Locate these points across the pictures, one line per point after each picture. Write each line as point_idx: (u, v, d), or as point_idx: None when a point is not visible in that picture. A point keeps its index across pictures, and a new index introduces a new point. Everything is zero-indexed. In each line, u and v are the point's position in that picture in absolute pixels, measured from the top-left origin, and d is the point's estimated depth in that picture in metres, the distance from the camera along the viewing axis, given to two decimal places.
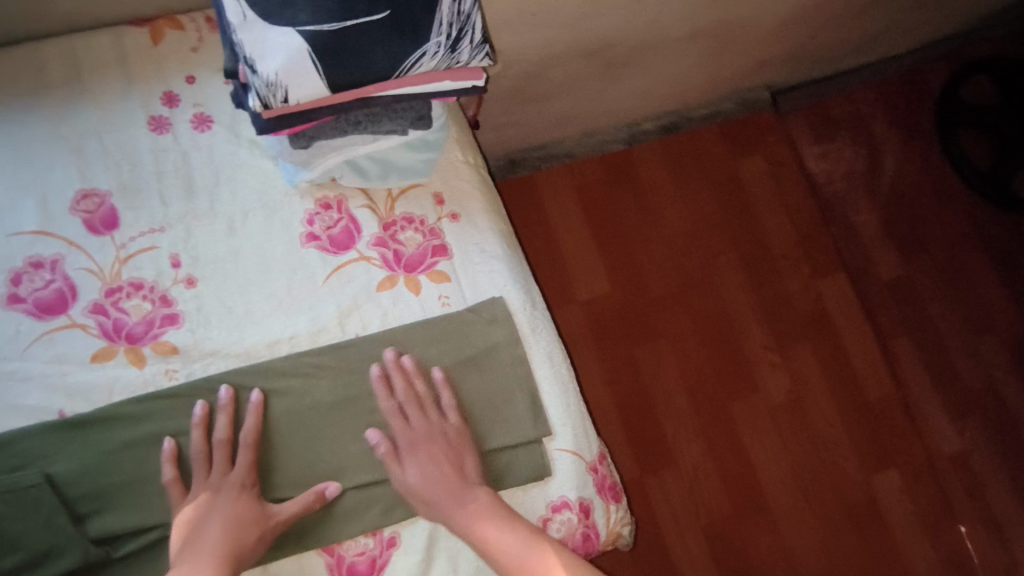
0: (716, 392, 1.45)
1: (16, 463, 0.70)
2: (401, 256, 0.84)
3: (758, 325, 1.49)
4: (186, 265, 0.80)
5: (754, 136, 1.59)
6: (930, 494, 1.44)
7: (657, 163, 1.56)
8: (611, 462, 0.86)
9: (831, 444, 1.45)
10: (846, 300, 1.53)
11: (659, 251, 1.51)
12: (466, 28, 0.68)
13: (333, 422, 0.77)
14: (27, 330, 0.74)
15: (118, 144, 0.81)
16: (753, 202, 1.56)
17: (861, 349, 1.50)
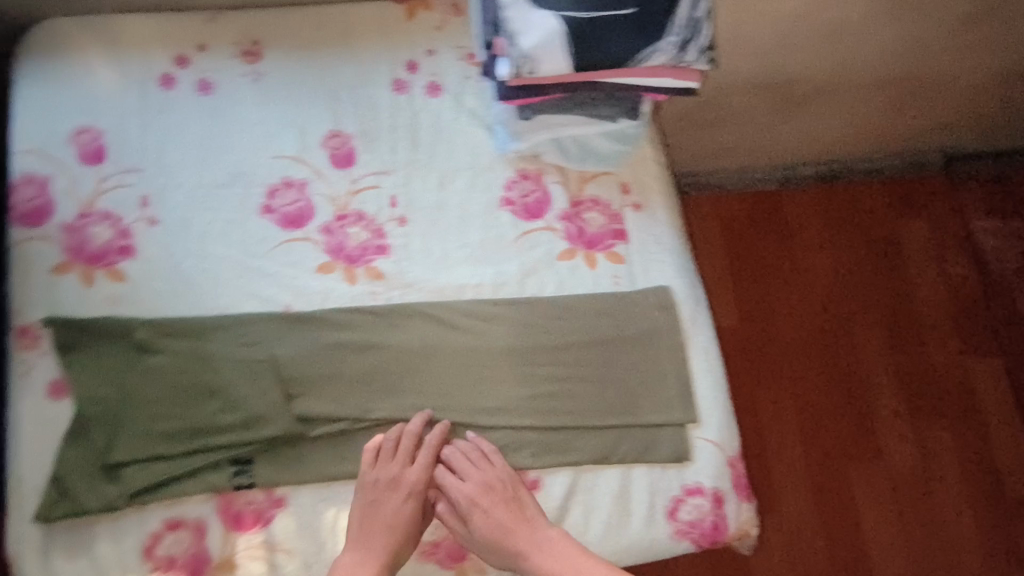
0: (835, 455, 1.34)
1: (250, 340, 0.85)
2: (584, 233, 0.92)
3: (894, 396, 1.37)
4: (401, 206, 0.91)
5: (917, 200, 1.50)
6: None
7: (809, 209, 1.49)
8: None
9: (959, 543, 1.28)
10: (999, 389, 1.38)
11: (798, 298, 1.44)
12: (697, 33, 0.73)
13: (500, 366, 0.86)
14: (273, 235, 0.89)
15: (366, 97, 0.94)
16: (906, 265, 1.46)
17: (1010, 445, 1.34)
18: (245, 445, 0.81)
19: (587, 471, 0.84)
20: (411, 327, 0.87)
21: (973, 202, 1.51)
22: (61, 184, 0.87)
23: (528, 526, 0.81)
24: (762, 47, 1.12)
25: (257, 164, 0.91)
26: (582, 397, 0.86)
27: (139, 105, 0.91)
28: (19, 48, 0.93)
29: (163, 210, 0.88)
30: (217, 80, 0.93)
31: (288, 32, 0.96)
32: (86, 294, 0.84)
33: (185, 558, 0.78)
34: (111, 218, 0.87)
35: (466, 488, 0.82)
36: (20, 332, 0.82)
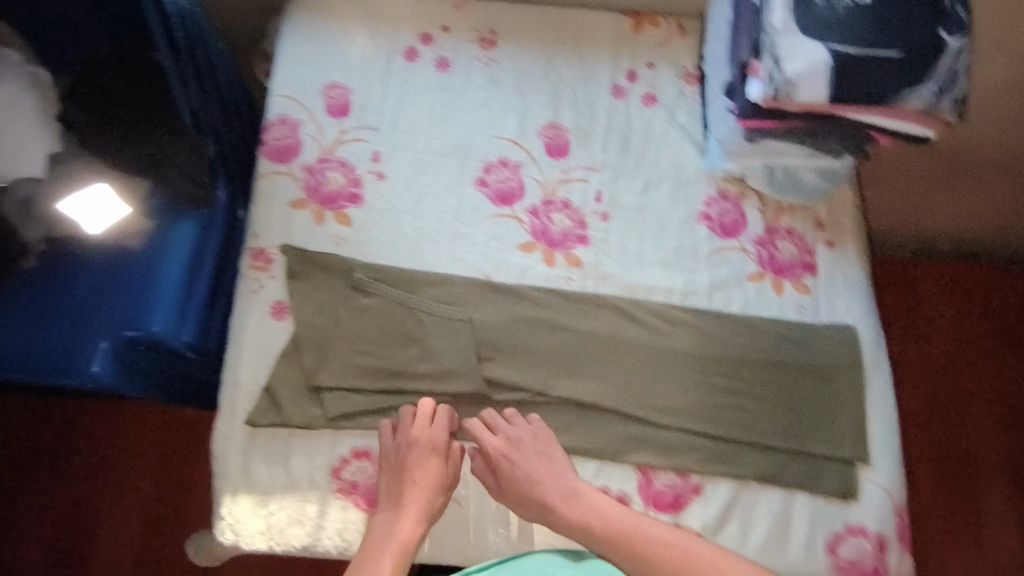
0: (933, 541, 1.23)
1: (451, 299, 0.90)
2: (774, 259, 0.94)
3: (1005, 506, 1.26)
4: (605, 203, 0.95)
5: None
6: None
7: (946, 288, 1.35)
8: None
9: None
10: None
11: (918, 381, 1.31)
12: (953, 85, 0.75)
13: (678, 369, 0.90)
14: (485, 208, 0.94)
15: (587, 97, 0.99)
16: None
17: None
18: (434, 394, 0.88)
19: (748, 487, 0.85)
20: (599, 316, 0.91)
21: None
22: (308, 129, 0.95)
23: (556, 489, 0.83)
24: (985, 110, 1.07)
25: (478, 140, 0.96)
26: (754, 417, 0.88)
27: (384, 71, 0.98)
28: (286, 3, 1.02)
29: (390, 167, 0.95)
30: (454, 58, 1.00)
31: (523, 26, 1.02)
32: (315, 231, 0.92)
33: (366, 485, 0.85)
34: (345, 166, 0.94)
35: (491, 444, 0.85)
36: (255, 254, 0.91)
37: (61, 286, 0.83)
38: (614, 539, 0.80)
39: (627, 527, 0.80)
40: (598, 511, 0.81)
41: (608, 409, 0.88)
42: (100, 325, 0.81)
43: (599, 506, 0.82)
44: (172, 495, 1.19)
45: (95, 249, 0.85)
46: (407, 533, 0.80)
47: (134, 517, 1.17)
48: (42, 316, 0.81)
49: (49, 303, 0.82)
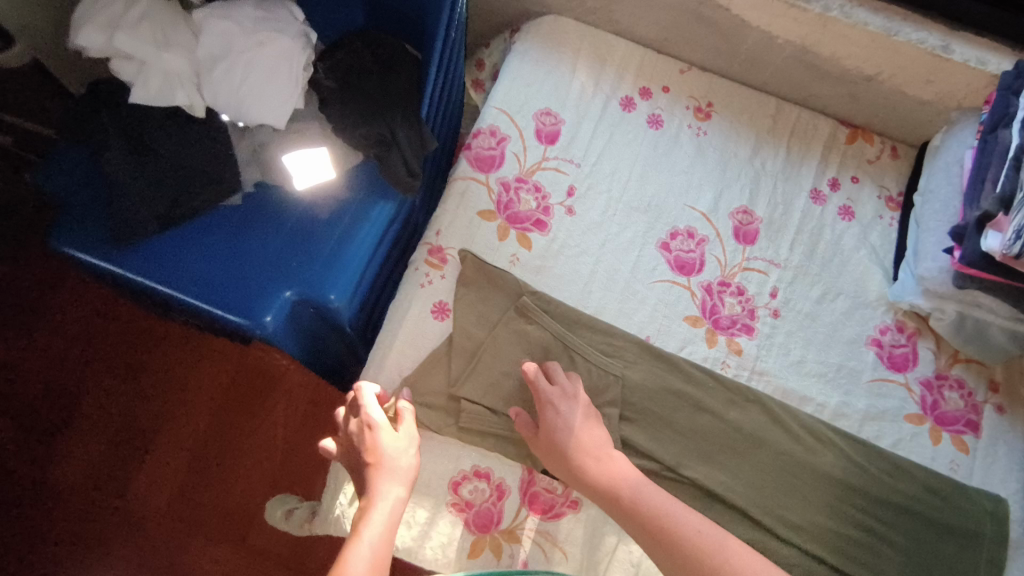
0: None
1: (609, 350, 0.89)
2: (937, 406, 0.91)
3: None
4: (779, 300, 0.94)
5: None
6: None
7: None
8: None
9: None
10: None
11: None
12: None
13: (815, 488, 0.86)
14: (662, 271, 0.94)
15: (786, 194, 1.00)
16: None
17: None
18: None
19: None
20: (748, 411, 0.88)
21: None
22: (514, 147, 0.97)
23: (590, 453, 0.77)
24: None
25: (672, 206, 0.98)
26: (883, 561, 0.83)
27: (600, 113, 1.01)
28: (523, 26, 1.07)
29: (581, 206, 0.96)
30: (667, 118, 1.02)
31: (739, 108, 1.03)
32: (496, 245, 0.93)
33: (479, 509, 0.82)
34: (539, 192, 0.95)
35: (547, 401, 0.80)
36: (432, 249, 0.92)
37: (261, 227, 0.86)
38: (636, 513, 0.71)
39: (648, 500, 0.72)
40: (622, 479, 0.74)
41: (737, 507, 0.84)
42: (285, 277, 0.83)
43: (626, 475, 0.75)
44: (250, 438, 1.23)
45: (297, 203, 0.88)
46: (398, 490, 0.73)
47: (213, 449, 1.22)
48: (236, 250, 0.84)
49: (245, 239, 0.85)
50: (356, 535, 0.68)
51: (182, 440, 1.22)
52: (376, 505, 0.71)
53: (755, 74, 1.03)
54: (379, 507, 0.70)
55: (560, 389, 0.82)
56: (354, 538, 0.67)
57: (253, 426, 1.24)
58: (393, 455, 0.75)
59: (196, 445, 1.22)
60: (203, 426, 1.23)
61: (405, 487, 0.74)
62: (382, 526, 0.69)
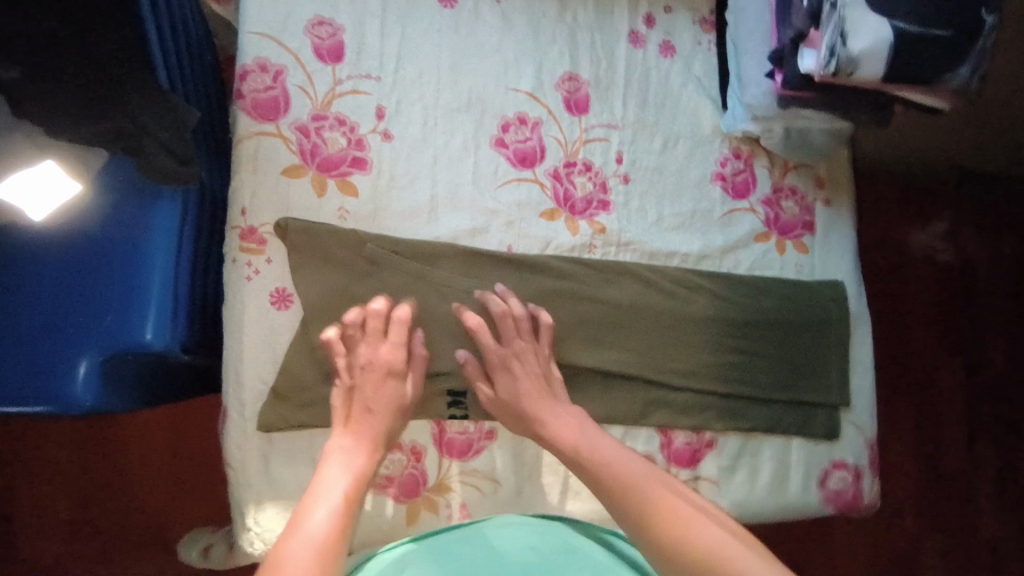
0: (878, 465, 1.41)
1: (475, 272, 0.85)
2: (779, 219, 0.98)
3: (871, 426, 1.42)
4: (626, 164, 0.92)
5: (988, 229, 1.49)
6: None
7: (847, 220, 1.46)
8: (866, 478, 0.96)
9: (913, 559, 1.40)
10: (974, 443, 1.44)
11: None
12: (983, 53, 0.74)
13: (695, 332, 0.92)
14: (503, 171, 0.87)
15: (605, 45, 0.92)
16: (901, 291, 1.47)
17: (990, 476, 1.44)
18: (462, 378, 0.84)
19: (754, 437, 0.94)
20: (621, 284, 0.90)
21: (985, 251, 1.49)
22: (296, 78, 0.80)
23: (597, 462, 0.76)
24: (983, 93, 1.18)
25: (493, 93, 0.88)
26: (760, 373, 0.94)
27: (382, 6, 0.84)
28: None
29: (397, 126, 0.84)
30: None
31: None
32: (318, 202, 0.80)
33: (401, 478, 0.80)
34: (345, 125, 0.82)
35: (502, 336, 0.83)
36: (244, 233, 0.77)
37: (30, 288, 0.69)
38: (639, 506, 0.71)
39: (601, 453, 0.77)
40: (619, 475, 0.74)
41: (631, 376, 0.89)
42: (84, 339, 0.67)
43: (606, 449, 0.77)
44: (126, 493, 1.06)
45: (61, 238, 0.70)
46: (336, 485, 0.70)
47: (89, 516, 1.05)
48: (11, 328, 0.68)
49: (16, 309, 0.69)
50: (295, 532, 0.64)
51: (45, 544, 1.04)
52: (312, 506, 0.67)
53: None
54: (312, 509, 0.67)
55: (501, 357, 0.82)
56: (294, 528, 0.65)
57: (102, 483, 1.06)
58: (338, 451, 0.73)
59: (67, 538, 1.04)
60: (58, 518, 1.05)
61: (343, 489, 0.70)
62: (327, 520, 0.66)
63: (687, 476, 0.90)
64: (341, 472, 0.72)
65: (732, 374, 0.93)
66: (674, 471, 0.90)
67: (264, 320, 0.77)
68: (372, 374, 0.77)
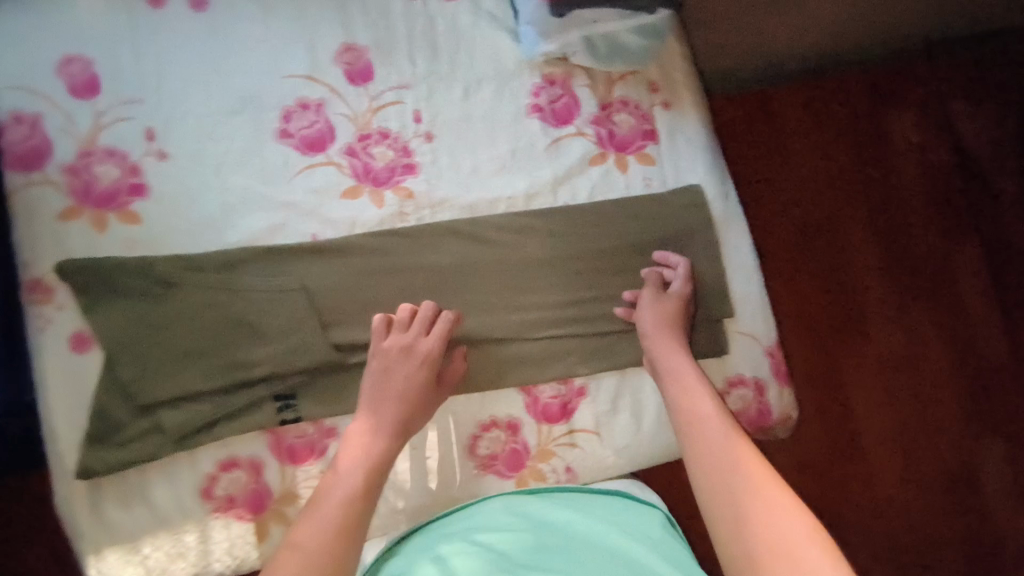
0: (838, 335, 1.40)
1: (278, 270, 0.82)
2: (614, 135, 0.89)
3: (878, 296, 1.42)
4: (426, 121, 0.86)
5: (866, 84, 1.48)
6: (987, 418, 1.41)
7: (800, 108, 1.45)
8: (772, 390, 0.87)
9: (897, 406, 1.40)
10: (936, 271, 1.45)
11: (786, 193, 1.44)
12: None
13: (537, 277, 0.86)
14: (294, 161, 0.84)
15: (377, 4, 0.87)
16: (810, 159, 1.44)
17: (948, 295, 1.45)
18: (288, 379, 0.81)
19: (631, 374, 0.87)
20: (444, 246, 0.85)
21: (875, 98, 1.48)
22: (54, 122, 0.79)
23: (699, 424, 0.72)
24: None
25: (266, 85, 0.84)
26: (623, 304, 0.87)
27: (129, 28, 0.82)
28: None
29: (172, 143, 0.82)
30: None
31: None
32: (102, 238, 0.79)
33: (246, 494, 0.79)
34: (115, 156, 0.80)
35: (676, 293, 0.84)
36: (31, 286, 0.77)
37: None
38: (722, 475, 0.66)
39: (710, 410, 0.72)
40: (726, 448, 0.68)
41: (476, 340, 0.84)
42: None
43: (707, 404, 0.73)
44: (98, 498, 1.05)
45: None
46: (356, 478, 0.70)
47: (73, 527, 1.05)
48: None
49: None
50: (313, 512, 0.66)
51: None
52: (327, 494, 0.68)
53: None
54: (331, 496, 0.68)
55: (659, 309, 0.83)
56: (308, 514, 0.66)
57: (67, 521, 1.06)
58: (360, 439, 0.74)
59: None
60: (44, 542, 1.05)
61: (359, 473, 0.70)
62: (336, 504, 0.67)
63: (561, 431, 0.85)
64: (359, 464, 0.71)
65: (589, 314, 0.86)
66: (546, 428, 0.85)
67: (67, 366, 0.77)
68: (406, 363, 0.78)
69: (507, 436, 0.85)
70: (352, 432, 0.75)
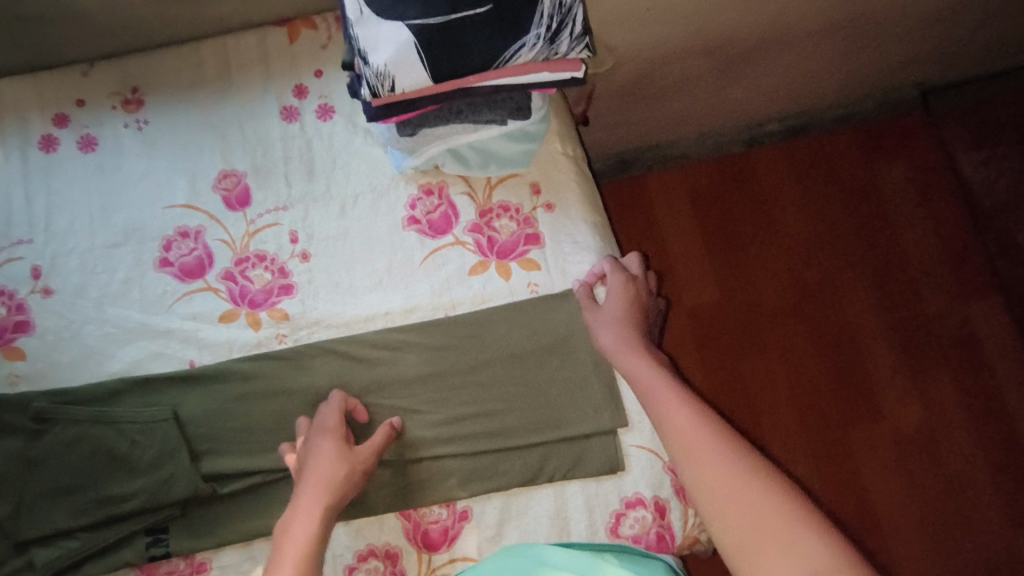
0: (826, 406, 1.32)
1: (152, 400, 0.82)
2: (494, 242, 0.86)
3: (885, 355, 1.33)
4: (303, 241, 0.87)
5: (830, 145, 1.43)
6: (1013, 483, 1.26)
7: (781, 169, 1.43)
8: (676, 511, 0.79)
9: (899, 479, 1.28)
10: (931, 326, 1.34)
11: (774, 254, 1.39)
12: (566, 21, 0.69)
13: (415, 394, 0.83)
14: (172, 290, 0.85)
15: (255, 130, 0.90)
16: (776, 226, 1.40)
17: (950, 350, 1.33)
18: (159, 513, 0.78)
19: (518, 494, 0.81)
20: (318, 367, 0.83)
21: (838, 157, 1.43)
22: None
23: (696, 451, 0.58)
24: (755, 24, 1.00)
25: (149, 216, 0.87)
26: (506, 419, 0.82)
27: (24, 173, 0.88)
28: None
29: (57, 279, 0.85)
30: (100, 133, 0.90)
31: (170, 74, 0.92)
32: None
33: None
34: (4, 295, 0.84)
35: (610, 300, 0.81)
36: None
37: None
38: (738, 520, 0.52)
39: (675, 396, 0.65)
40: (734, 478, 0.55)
41: None
42: None
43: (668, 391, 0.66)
44: None
45: None
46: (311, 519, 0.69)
47: None
48: None
49: None
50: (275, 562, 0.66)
51: None
52: (288, 536, 0.68)
53: (166, 30, 0.92)
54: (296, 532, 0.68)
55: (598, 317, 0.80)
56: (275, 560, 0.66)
57: None
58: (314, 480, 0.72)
59: None
60: None
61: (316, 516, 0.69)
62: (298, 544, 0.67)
63: (443, 560, 0.79)
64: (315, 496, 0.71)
65: (470, 431, 0.82)
66: (427, 558, 0.79)
67: None
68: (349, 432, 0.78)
69: (385, 567, 0.78)
70: (298, 509, 0.70)
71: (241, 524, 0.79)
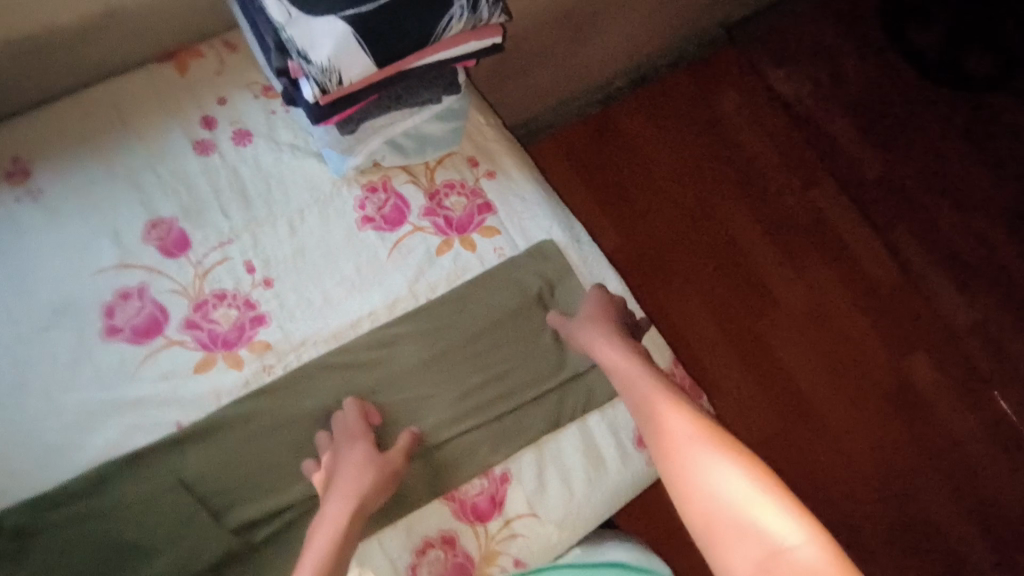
0: (735, 308, 1.45)
1: (148, 474, 0.75)
2: (451, 220, 0.89)
3: (769, 250, 1.49)
4: (260, 269, 0.84)
5: (672, 83, 1.58)
6: (895, 324, 1.46)
7: (638, 113, 1.55)
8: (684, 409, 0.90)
9: (811, 349, 1.44)
10: (795, 215, 1.51)
11: (654, 189, 1.50)
12: None
13: (423, 381, 0.83)
14: (132, 355, 0.78)
15: (171, 171, 0.85)
16: (648, 164, 1.52)
17: (817, 228, 1.51)
18: None
19: (548, 441, 0.85)
20: (318, 386, 0.81)
21: (687, 89, 1.58)
22: None
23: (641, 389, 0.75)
24: None
25: (78, 289, 0.79)
26: (515, 377, 0.86)
27: None
28: None
29: None
30: None
31: (54, 135, 0.84)
32: None
33: None
34: None
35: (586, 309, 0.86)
36: None
37: None
38: (699, 508, 0.62)
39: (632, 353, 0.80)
40: (704, 471, 0.64)
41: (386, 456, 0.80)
42: None
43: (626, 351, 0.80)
44: None
45: None
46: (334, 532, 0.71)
47: None
48: None
49: None
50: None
51: None
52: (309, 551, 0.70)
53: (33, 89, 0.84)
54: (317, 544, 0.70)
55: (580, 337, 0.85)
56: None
57: None
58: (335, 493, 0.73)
59: None
60: None
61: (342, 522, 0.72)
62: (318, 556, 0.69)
63: (498, 526, 0.81)
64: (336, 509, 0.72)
65: (486, 399, 0.84)
66: (482, 529, 0.81)
67: None
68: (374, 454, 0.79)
69: (446, 552, 0.79)
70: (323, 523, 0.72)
71: (290, 563, 0.76)
